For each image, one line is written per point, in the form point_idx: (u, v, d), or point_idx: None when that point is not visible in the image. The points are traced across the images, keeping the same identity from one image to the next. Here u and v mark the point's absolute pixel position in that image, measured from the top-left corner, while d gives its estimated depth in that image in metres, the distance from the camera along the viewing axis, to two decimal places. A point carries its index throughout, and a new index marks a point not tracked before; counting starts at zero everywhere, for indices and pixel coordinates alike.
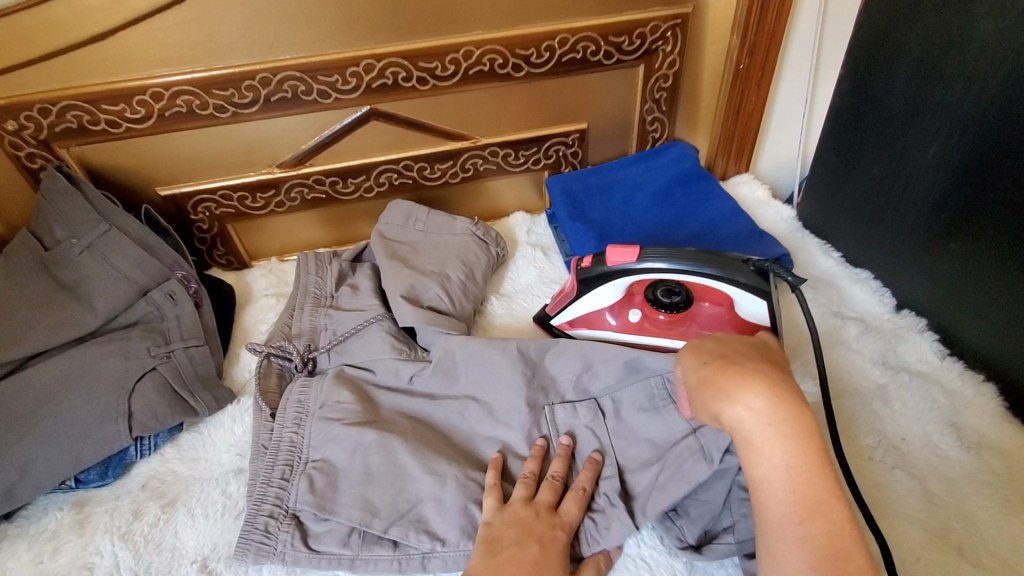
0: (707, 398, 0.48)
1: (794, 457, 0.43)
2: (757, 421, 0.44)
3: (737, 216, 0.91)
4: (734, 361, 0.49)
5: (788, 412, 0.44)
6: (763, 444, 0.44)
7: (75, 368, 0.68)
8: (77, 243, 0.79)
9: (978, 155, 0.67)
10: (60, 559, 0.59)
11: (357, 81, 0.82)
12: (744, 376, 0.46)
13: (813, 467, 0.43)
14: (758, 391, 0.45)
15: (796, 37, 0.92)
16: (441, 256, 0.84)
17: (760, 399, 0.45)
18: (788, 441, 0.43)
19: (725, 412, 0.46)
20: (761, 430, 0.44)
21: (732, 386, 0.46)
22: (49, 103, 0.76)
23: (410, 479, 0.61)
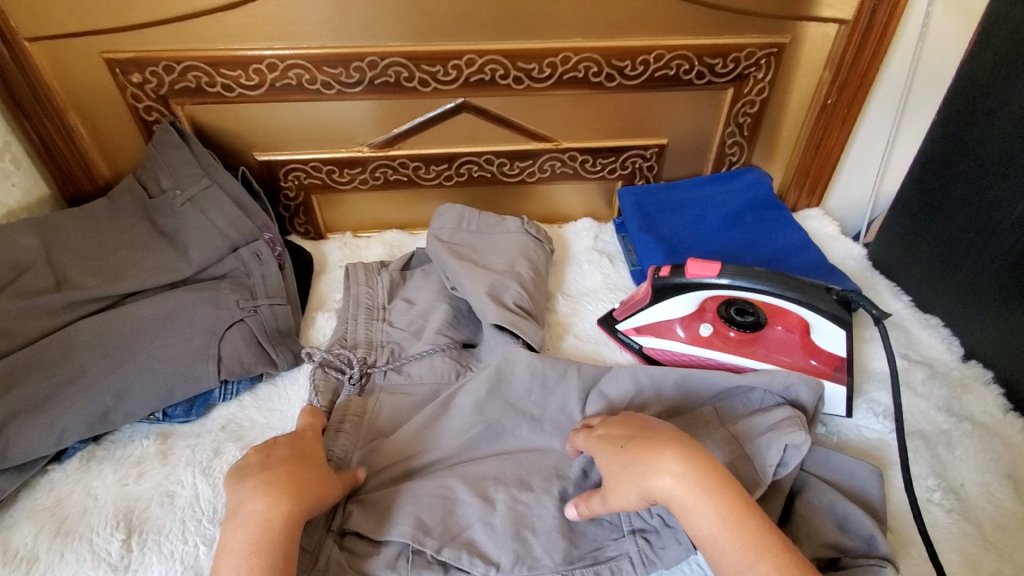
0: (626, 474, 0.54)
1: (720, 506, 0.50)
2: (682, 488, 0.51)
3: (807, 248, 0.91)
4: (651, 434, 0.56)
5: (699, 473, 0.51)
6: (694, 502, 0.50)
7: (174, 309, 0.73)
8: (181, 194, 0.84)
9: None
10: (144, 484, 0.63)
11: (457, 73, 0.85)
12: (659, 446, 0.54)
13: (738, 503, 0.50)
14: (653, 462, 0.53)
15: (887, 78, 0.93)
16: (506, 256, 0.86)
17: (670, 469, 0.52)
18: (711, 497, 0.50)
19: (653, 484, 0.52)
20: (690, 494, 0.50)
21: (652, 460, 0.53)
22: (174, 62, 0.81)
23: (458, 503, 0.60)
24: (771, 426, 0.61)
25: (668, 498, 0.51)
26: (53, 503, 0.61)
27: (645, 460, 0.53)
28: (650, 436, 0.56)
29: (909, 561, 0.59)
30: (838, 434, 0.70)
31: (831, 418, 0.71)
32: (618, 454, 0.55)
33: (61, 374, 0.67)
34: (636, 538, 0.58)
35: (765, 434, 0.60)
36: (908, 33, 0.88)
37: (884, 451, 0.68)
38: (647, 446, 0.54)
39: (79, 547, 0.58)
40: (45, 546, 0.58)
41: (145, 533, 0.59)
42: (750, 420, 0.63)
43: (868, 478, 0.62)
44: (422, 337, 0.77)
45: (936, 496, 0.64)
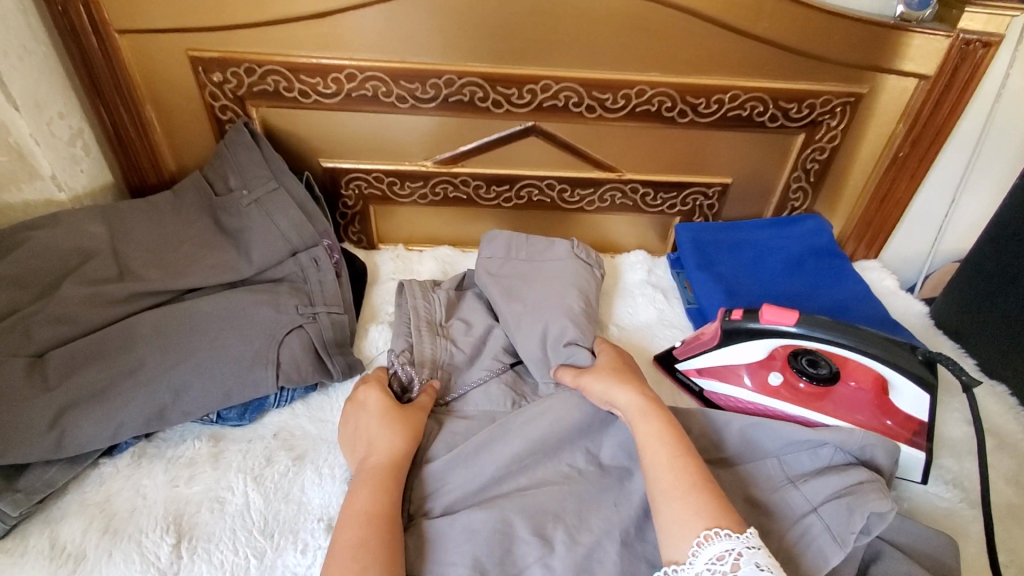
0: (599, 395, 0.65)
1: (660, 425, 0.59)
2: (632, 406, 0.62)
3: (870, 300, 0.89)
4: (630, 368, 0.69)
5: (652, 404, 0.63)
6: (642, 414, 0.61)
7: (234, 309, 0.73)
8: (247, 194, 0.84)
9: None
10: (195, 487, 0.62)
11: (531, 97, 0.86)
12: (625, 379, 0.66)
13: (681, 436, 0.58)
14: (620, 381, 0.66)
15: (959, 136, 0.91)
16: (553, 287, 0.83)
17: (632, 393, 0.64)
18: (656, 416, 0.60)
19: (616, 397, 0.64)
20: (634, 406, 0.62)
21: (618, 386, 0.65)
22: (257, 65, 0.83)
23: (517, 543, 0.57)
24: (839, 493, 0.55)
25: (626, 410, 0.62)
26: (103, 497, 0.61)
27: (620, 378, 0.66)
28: (634, 377, 0.67)
29: None
30: (908, 500, 0.66)
31: (899, 482, 0.67)
32: (607, 365, 0.69)
33: (120, 366, 0.66)
34: None
35: (833, 501, 0.55)
36: (986, 93, 0.87)
37: (957, 521, 0.64)
38: (624, 376, 0.67)
39: (127, 548, 0.57)
40: (93, 544, 0.57)
41: (195, 540, 0.57)
42: (816, 480, 0.58)
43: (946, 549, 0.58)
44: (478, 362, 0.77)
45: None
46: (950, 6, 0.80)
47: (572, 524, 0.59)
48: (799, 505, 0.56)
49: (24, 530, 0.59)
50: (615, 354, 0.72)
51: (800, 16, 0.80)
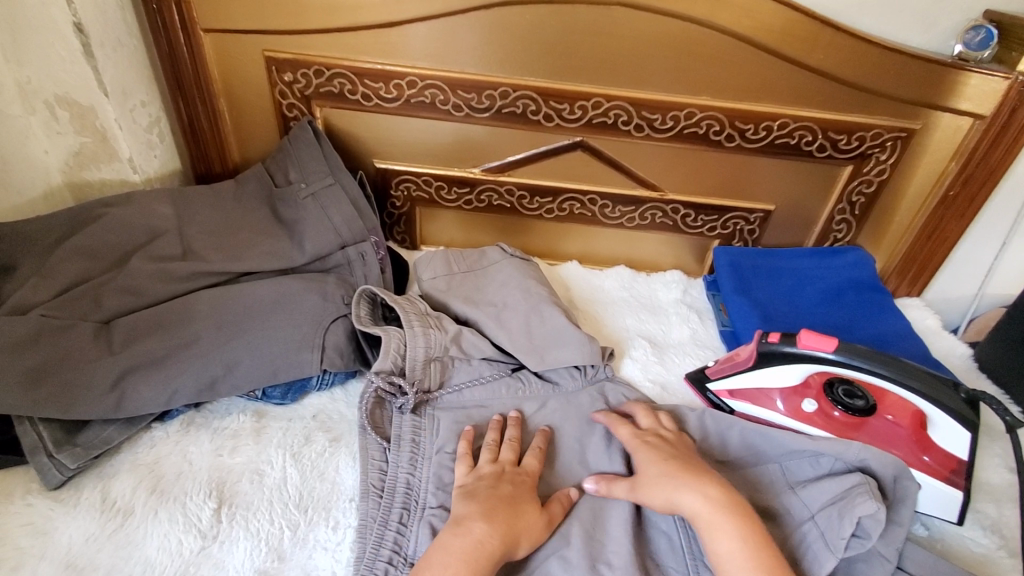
0: (659, 480, 0.60)
1: (745, 534, 0.54)
2: (705, 510, 0.56)
3: (912, 337, 0.87)
4: (690, 461, 0.61)
5: (730, 504, 0.56)
6: (720, 522, 0.55)
7: (285, 294, 0.76)
8: (305, 187, 0.89)
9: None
10: (237, 458, 0.65)
11: (581, 113, 0.89)
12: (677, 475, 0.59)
13: (765, 555, 0.52)
14: (689, 481, 0.58)
15: (1013, 178, 0.90)
16: (497, 283, 0.85)
17: (711, 491, 0.57)
18: (732, 528, 0.54)
19: (681, 498, 0.57)
20: (711, 512, 0.55)
21: (686, 482, 0.58)
22: (325, 68, 0.88)
23: None
24: (833, 500, 0.56)
25: (696, 517, 0.56)
26: (152, 459, 0.65)
27: (683, 476, 0.59)
28: (691, 466, 0.60)
29: None
30: (941, 539, 0.64)
31: (934, 520, 0.65)
32: (653, 464, 0.61)
33: (178, 338, 0.70)
34: None
35: (828, 508, 0.56)
36: None
37: (989, 567, 0.62)
38: (685, 471, 0.59)
39: (171, 508, 0.60)
40: (141, 502, 0.61)
41: (234, 507, 0.60)
42: (815, 484, 0.58)
43: None
44: (472, 359, 0.76)
45: None
46: (1010, 48, 0.80)
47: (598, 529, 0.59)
48: (797, 511, 0.58)
49: (80, 482, 0.63)
50: (656, 450, 0.63)
51: (855, 50, 0.81)
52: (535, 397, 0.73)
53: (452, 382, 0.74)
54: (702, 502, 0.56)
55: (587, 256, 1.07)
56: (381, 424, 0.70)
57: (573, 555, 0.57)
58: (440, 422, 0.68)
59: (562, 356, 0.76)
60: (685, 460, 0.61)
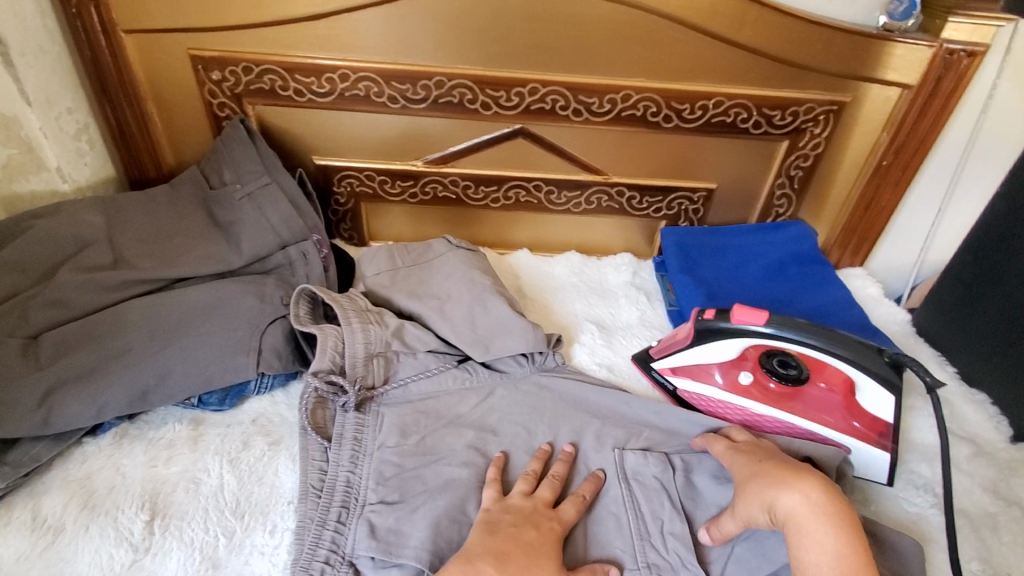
0: (753, 483, 0.56)
1: (844, 548, 0.50)
2: (807, 509, 0.53)
3: (852, 306, 0.89)
4: (790, 460, 0.58)
5: (833, 508, 0.52)
6: (816, 529, 0.51)
7: (220, 299, 0.75)
8: (240, 188, 0.87)
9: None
10: (172, 467, 0.64)
11: (519, 100, 0.88)
12: (778, 472, 0.56)
13: (861, 570, 0.49)
14: (791, 480, 0.55)
15: (945, 145, 0.92)
16: (442, 275, 0.84)
17: (814, 494, 0.53)
18: (833, 531, 0.51)
19: (780, 498, 0.54)
20: (814, 518, 0.52)
21: (790, 478, 0.55)
22: (253, 64, 0.86)
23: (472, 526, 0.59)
24: None
25: (790, 518, 0.53)
26: (85, 474, 0.64)
27: (784, 475, 0.55)
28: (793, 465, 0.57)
29: None
30: (875, 502, 0.66)
31: (868, 483, 0.67)
32: (754, 466, 0.59)
33: (108, 349, 0.68)
34: None
35: None
36: (972, 102, 0.88)
37: (922, 525, 0.64)
38: (795, 472, 0.55)
39: (102, 523, 0.59)
40: (72, 517, 0.59)
41: (168, 518, 0.60)
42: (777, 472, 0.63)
43: (906, 550, 0.58)
44: (416, 353, 0.75)
45: None
46: (933, 17, 0.81)
47: None
48: None
49: (9, 501, 0.61)
50: (751, 453, 0.61)
51: (783, 26, 0.81)
52: (480, 389, 0.73)
53: (397, 378, 0.73)
54: (803, 501, 0.53)
55: (538, 243, 1.07)
56: (324, 424, 0.69)
57: None
58: (385, 419, 0.69)
59: (506, 345, 0.75)
60: (788, 460, 0.58)
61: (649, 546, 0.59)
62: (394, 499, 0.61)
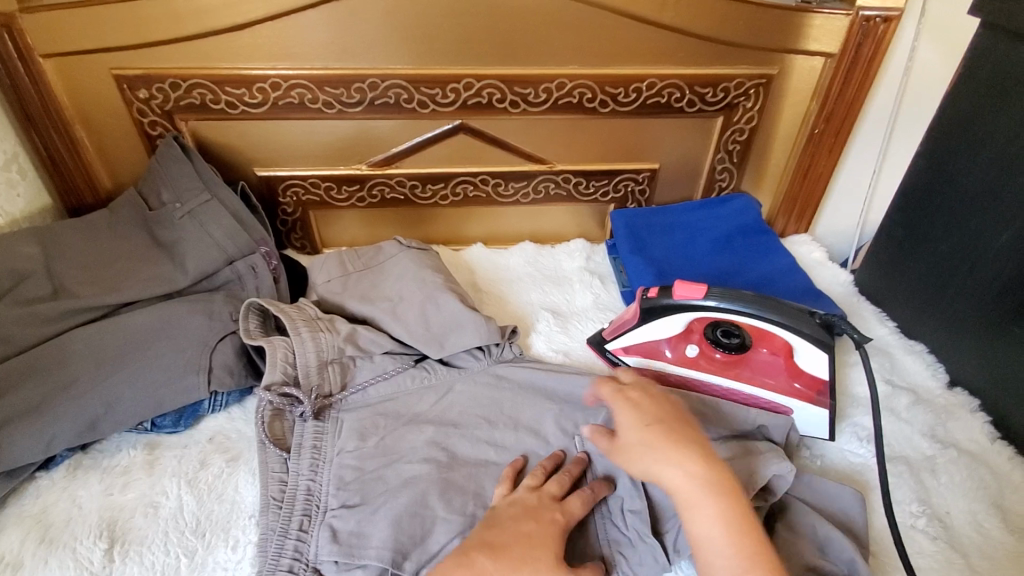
0: (645, 453, 0.57)
1: (721, 512, 0.52)
2: (688, 483, 0.54)
3: (795, 272, 0.92)
4: (680, 428, 0.58)
5: (712, 479, 0.53)
6: (699, 500, 0.53)
7: (166, 321, 0.74)
8: (180, 207, 0.85)
9: (1003, 178, 0.73)
10: (129, 494, 0.64)
11: (455, 96, 0.88)
12: (664, 447, 0.56)
13: (740, 531, 0.51)
14: (671, 454, 0.55)
15: (873, 108, 0.95)
16: (394, 277, 0.85)
17: (694, 467, 0.54)
18: (712, 501, 0.52)
19: (664, 474, 0.55)
20: (693, 489, 0.53)
21: (674, 452, 0.55)
22: (181, 79, 0.84)
23: (433, 521, 0.60)
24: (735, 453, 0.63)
25: (673, 491, 0.54)
26: (40, 508, 0.63)
27: (664, 449, 0.56)
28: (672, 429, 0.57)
29: None
30: (822, 457, 0.69)
31: (815, 441, 0.71)
32: (640, 432, 0.58)
33: (52, 382, 0.67)
34: (612, 550, 0.59)
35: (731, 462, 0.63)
36: (894, 66, 0.91)
37: (866, 475, 0.67)
38: (677, 445, 0.56)
39: (61, 555, 0.58)
40: (29, 553, 0.59)
41: (127, 544, 0.59)
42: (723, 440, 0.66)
43: (849, 501, 0.61)
44: (374, 357, 0.75)
45: (920, 523, 0.63)
46: None
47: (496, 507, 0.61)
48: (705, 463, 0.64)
49: None
50: (637, 408, 0.60)
51: (704, 4, 0.83)
52: (437, 386, 0.74)
53: (355, 382, 0.73)
54: (682, 475, 0.54)
55: (491, 236, 1.07)
56: (282, 436, 0.69)
57: None
58: (344, 425, 0.69)
59: (461, 340, 0.76)
60: (668, 423, 0.58)
61: (610, 522, 0.61)
62: (355, 502, 0.62)
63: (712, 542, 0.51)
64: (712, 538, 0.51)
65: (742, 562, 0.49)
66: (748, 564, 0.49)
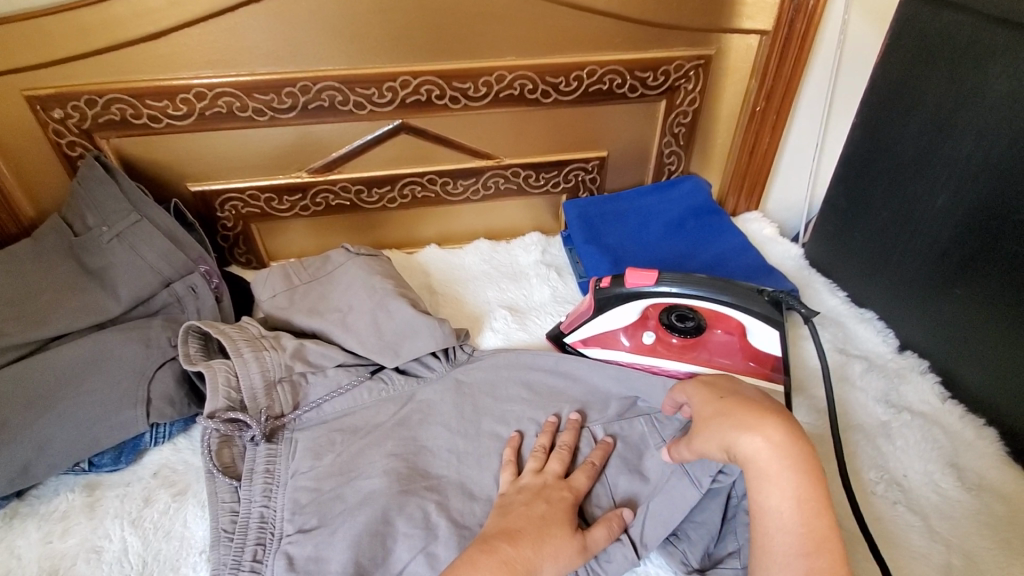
0: (718, 425, 0.55)
1: (802, 490, 0.49)
2: (765, 454, 0.51)
3: (747, 250, 0.93)
4: (750, 400, 0.56)
5: (796, 453, 0.51)
6: (776, 473, 0.50)
7: (97, 353, 0.69)
8: (107, 230, 0.80)
9: (933, 146, 0.75)
10: (70, 540, 0.60)
11: (392, 95, 0.85)
12: (744, 418, 0.54)
13: (821, 509, 0.48)
14: (751, 422, 0.53)
15: (811, 83, 0.96)
16: (342, 287, 0.81)
17: (780, 440, 0.51)
18: (794, 478, 0.50)
19: (740, 441, 0.52)
20: (775, 464, 0.50)
21: (751, 421, 0.53)
22: (96, 95, 0.79)
23: (393, 537, 0.58)
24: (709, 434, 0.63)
25: (749, 461, 0.51)
26: None
27: (745, 417, 0.54)
28: (755, 403, 0.56)
29: (856, 556, 0.59)
30: None
31: None
32: (716, 404, 0.57)
33: None
34: None
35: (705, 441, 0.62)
36: (827, 40, 0.92)
37: (824, 446, 0.68)
38: (767, 415, 0.53)
39: None
40: None
41: None
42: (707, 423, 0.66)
43: None
44: (325, 372, 0.72)
45: (880, 489, 0.65)
46: None
47: (460, 519, 0.60)
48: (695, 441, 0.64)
49: None
50: (715, 388, 0.59)
51: None
52: (395, 398, 0.71)
53: (308, 400, 0.70)
54: (763, 445, 0.51)
55: (445, 237, 1.05)
56: (232, 463, 0.66)
57: (438, 552, 0.57)
58: (298, 445, 0.67)
59: (416, 346, 0.74)
60: (748, 398, 0.56)
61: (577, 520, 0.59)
62: (311, 525, 0.59)
63: (791, 523, 0.49)
64: (787, 516, 0.49)
65: (809, 547, 0.47)
66: (816, 550, 0.47)
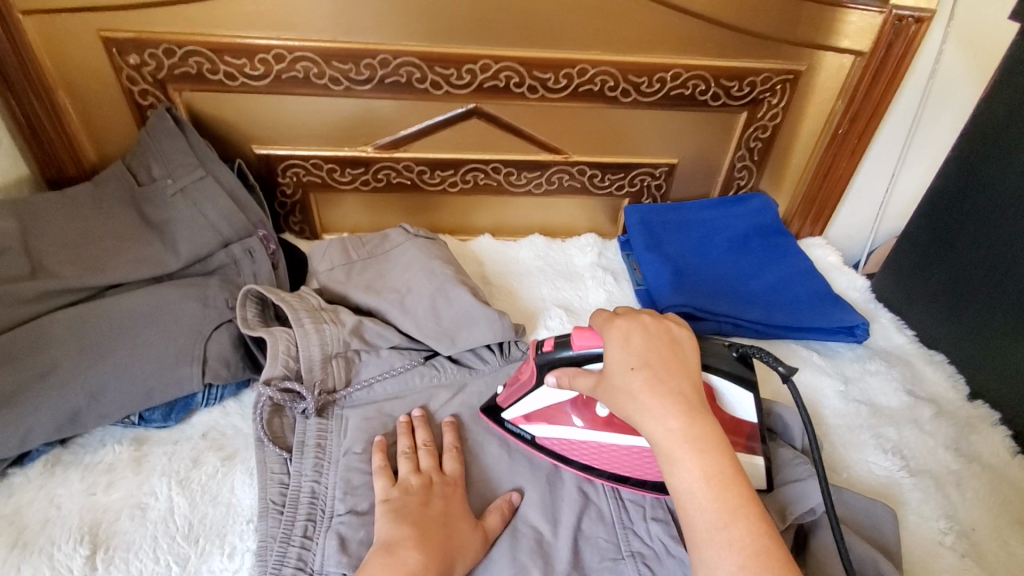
0: (628, 398, 0.48)
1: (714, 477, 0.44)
2: (673, 438, 0.45)
3: (812, 275, 0.90)
4: (662, 369, 0.48)
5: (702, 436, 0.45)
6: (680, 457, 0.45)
7: (157, 306, 0.68)
8: (172, 184, 0.79)
9: None
10: (114, 494, 0.59)
11: (471, 78, 0.83)
12: (665, 391, 0.47)
13: (736, 503, 0.43)
14: (659, 402, 0.47)
15: (897, 110, 0.92)
16: (401, 267, 0.80)
17: (675, 418, 0.46)
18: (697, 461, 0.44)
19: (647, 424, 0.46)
20: (679, 446, 0.45)
21: (655, 401, 0.47)
22: (176, 45, 0.78)
23: None
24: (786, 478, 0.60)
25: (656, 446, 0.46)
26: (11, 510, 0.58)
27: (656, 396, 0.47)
28: (668, 371, 0.48)
29: None
30: (845, 470, 0.68)
31: (835, 452, 0.69)
32: (624, 367, 0.49)
33: (29, 371, 0.61)
34: (637, 563, 0.55)
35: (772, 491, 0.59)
36: (921, 68, 0.88)
37: (893, 489, 0.66)
38: (661, 390, 0.47)
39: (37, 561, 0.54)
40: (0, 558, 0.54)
41: (112, 549, 0.55)
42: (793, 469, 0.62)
43: (880, 516, 0.59)
44: (380, 352, 0.71)
45: (948, 539, 0.62)
46: None
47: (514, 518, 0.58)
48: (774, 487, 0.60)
49: None
50: (627, 340, 0.51)
51: None
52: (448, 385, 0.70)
53: (361, 378, 0.69)
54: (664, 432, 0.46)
55: (500, 227, 1.03)
56: (283, 434, 0.65)
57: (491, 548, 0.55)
58: (349, 423, 0.65)
59: (474, 336, 0.72)
60: (664, 363, 0.49)
61: (633, 534, 0.58)
62: (361, 508, 0.57)
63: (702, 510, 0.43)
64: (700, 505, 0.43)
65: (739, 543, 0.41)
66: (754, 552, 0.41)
